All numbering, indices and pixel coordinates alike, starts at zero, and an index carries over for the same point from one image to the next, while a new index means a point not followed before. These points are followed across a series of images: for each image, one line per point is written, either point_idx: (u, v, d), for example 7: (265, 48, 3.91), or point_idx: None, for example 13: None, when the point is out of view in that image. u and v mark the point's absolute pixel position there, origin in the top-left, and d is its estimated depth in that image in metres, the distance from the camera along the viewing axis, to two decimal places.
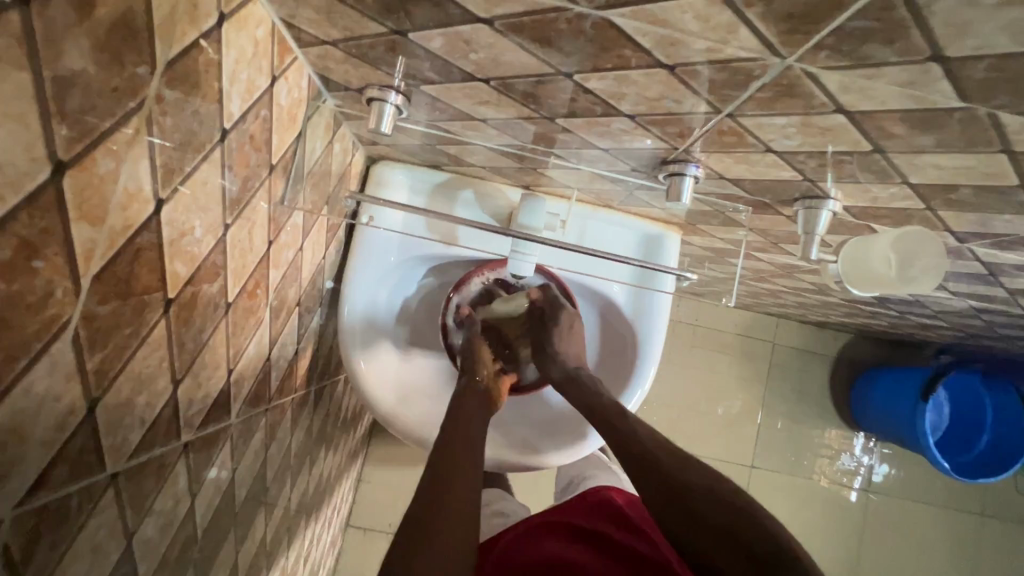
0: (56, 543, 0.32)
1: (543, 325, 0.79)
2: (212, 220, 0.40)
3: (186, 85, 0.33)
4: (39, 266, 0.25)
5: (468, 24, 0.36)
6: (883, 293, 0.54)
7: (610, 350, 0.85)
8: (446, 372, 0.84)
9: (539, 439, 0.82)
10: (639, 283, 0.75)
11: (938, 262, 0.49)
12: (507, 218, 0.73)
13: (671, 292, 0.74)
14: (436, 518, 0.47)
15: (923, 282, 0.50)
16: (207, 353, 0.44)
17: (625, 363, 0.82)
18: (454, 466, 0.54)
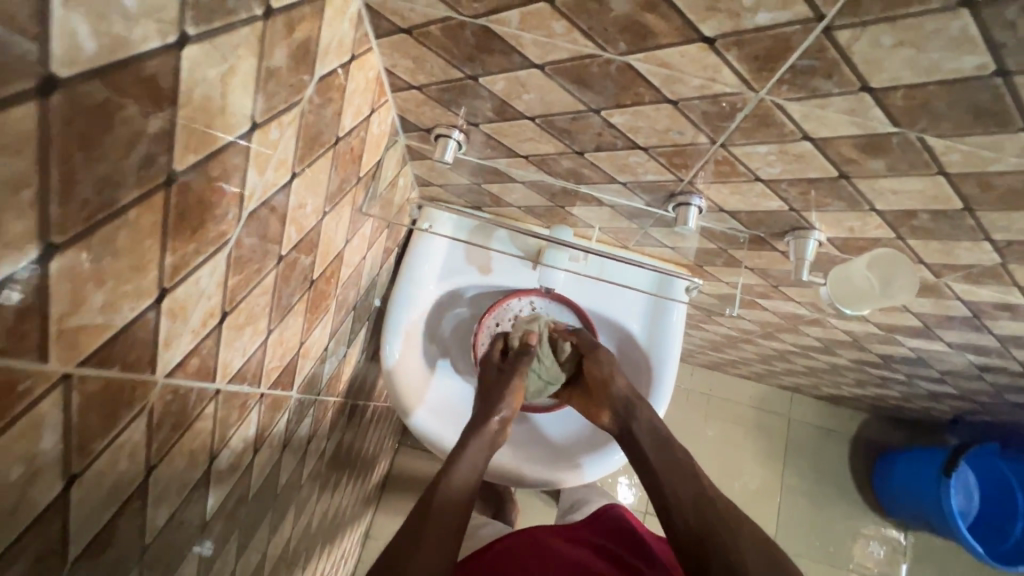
0: (174, 426, 0.39)
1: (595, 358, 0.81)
2: (317, 204, 0.51)
3: (325, 96, 0.46)
4: (228, 190, 0.36)
5: (525, 69, 0.50)
6: (870, 308, 0.62)
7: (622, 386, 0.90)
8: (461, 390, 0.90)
9: (543, 461, 0.86)
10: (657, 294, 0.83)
11: (910, 278, 0.59)
12: (535, 251, 0.82)
13: (684, 300, 0.81)
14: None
15: (902, 295, 0.60)
16: (291, 318, 0.54)
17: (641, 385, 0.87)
18: (433, 515, 0.61)
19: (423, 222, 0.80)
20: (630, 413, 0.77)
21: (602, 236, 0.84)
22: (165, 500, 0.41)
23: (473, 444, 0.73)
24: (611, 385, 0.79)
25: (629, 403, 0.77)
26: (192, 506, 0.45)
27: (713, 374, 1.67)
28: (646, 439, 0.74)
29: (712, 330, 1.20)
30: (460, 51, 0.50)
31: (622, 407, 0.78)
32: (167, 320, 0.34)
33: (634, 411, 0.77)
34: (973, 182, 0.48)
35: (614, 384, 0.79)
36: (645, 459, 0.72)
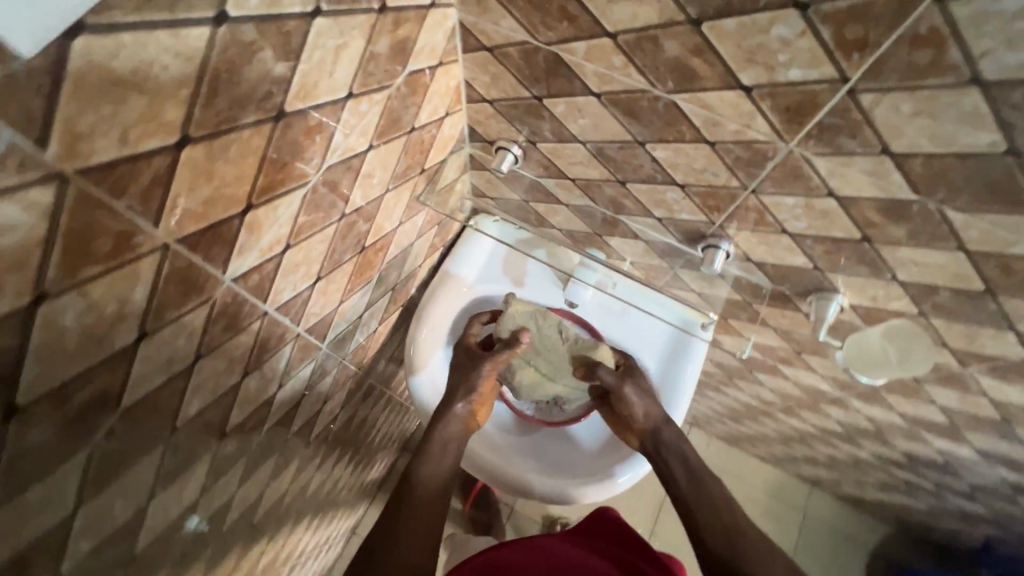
0: (225, 328, 0.46)
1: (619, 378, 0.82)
2: (383, 179, 0.59)
3: (411, 89, 0.54)
4: (318, 142, 0.44)
5: (584, 96, 0.56)
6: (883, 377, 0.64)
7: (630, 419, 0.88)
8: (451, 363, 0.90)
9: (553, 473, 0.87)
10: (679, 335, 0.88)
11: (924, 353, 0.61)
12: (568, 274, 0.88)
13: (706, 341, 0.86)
14: (391, 554, 0.55)
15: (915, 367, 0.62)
16: (338, 274, 0.60)
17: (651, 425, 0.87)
18: (422, 500, 0.63)
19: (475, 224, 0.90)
20: (659, 440, 0.75)
21: (632, 269, 0.87)
22: (200, 393, 0.47)
23: (445, 443, 0.72)
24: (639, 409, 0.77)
25: (662, 426, 0.76)
26: (219, 411, 0.51)
27: (730, 449, 1.61)
28: (677, 465, 0.72)
29: (732, 395, 1.18)
30: (531, 73, 0.57)
31: (652, 429, 0.76)
32: (246, 232, 0.41)
33: (662, 427, 0.76)
34: (993, 263, 0.50)
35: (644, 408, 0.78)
36: (676, 485, 0.71)
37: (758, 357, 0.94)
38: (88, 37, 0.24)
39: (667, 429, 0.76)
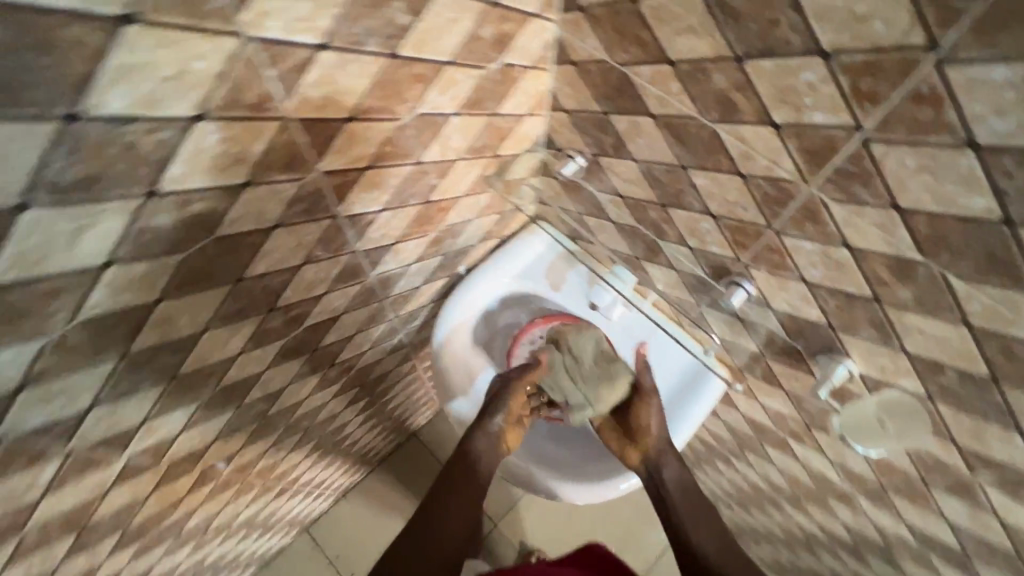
0: (304, 212, 0.57)
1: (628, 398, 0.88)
2: (461, 147, 0.70)
3: (502, 77, 0.66)
4: (416, 89, 0.56)
5: (644, 116, 0.65)
6: (879, 443, 0.65)
7: None
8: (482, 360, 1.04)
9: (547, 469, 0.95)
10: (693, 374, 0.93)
11: (917, 422, 0.63)
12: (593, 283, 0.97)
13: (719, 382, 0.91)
14: (439, 544, 0.75)
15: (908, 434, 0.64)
16: (402, 213, 0.72)
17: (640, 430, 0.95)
18: (458, 509, 0.79)
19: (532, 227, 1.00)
20: (659, 466, 0.83)
21: (658, 301, 0.92)
22: (270, 257, 0.58)
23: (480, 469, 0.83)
24: (644, 434, 0.85)
25: (661, 453, 0.84)
26: (278, 285, 0.63)
27: None
28: (674, 489, 0.83)
29: (741, 470, 1.15)
30: (605, 89, 0.67)
31: (655, 453, 0.84)
32: (342, 137, 0.54)
33: (664, 456, 0.84)
34: (996, 345, 0.50)
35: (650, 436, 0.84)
36: (674, 506, 0.82)
37: (770, 426, 0.93)
38: None
39: (667, 460, 0.83)
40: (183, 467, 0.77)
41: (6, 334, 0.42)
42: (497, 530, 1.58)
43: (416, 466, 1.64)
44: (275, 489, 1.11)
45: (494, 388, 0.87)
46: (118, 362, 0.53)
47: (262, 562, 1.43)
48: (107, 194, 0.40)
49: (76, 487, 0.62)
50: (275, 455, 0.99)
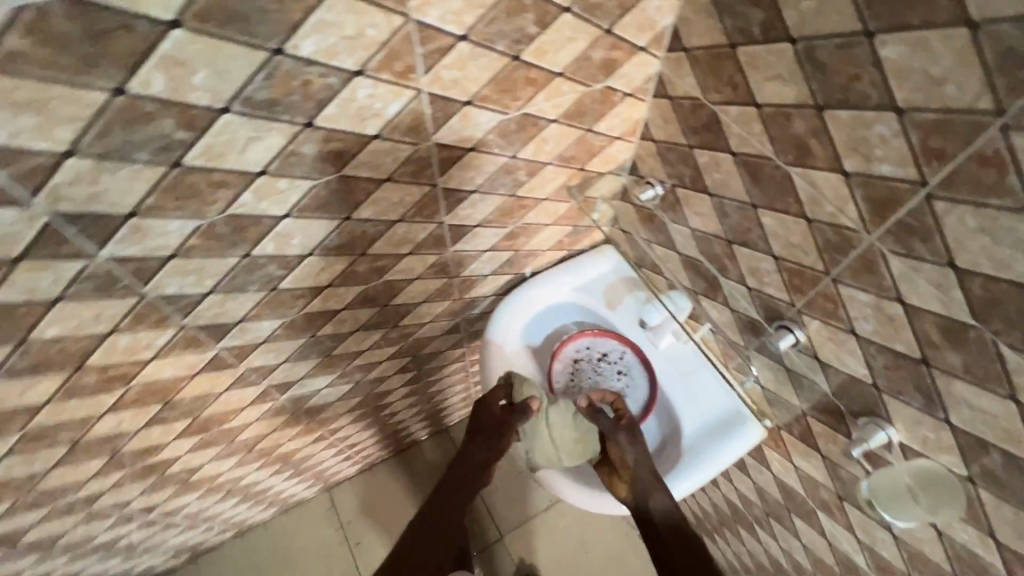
0: (411, 174, 0.68)
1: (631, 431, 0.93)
2: (553, 152, 0.79)
3: (603, 98, 0.74)
4: (527, 90, 0.66)
5: (724, 153, 0.71)
6: (913, 516, 0.62)
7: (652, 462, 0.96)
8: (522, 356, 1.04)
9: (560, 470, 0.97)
10: (728, 420, 0.90)
11: (952, 497, 0.60)
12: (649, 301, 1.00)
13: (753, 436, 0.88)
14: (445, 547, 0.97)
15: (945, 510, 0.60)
16: (489, 200, 0.81)
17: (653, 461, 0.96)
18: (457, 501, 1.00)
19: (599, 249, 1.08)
20: (647, 495, 0.86)
21: (707, 338, 0.92)
22: (375, 206, 0.69)
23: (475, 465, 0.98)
24: (630, 465, 0.89)
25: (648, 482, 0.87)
26: (374, 233, 0.74)
27: None
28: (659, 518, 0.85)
29: (765, 541, 1.10)
30: (694, 124, 0.74)
31: (642, 483, 0.87)
32: (458, 117, 0.64)
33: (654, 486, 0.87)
34: None
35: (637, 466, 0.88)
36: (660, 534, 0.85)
37: (801, 493, 0.90)
38: None
39: (655, 492, 0.86)
40: (254, 377, 0.89)
41: (178, 207, 0.55)
42: (501, 542, 1.60)
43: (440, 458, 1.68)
44: (315, 432, 1.20)
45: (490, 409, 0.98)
46: (240, 259, 0.65)
47: (283, 507, 1.52)
48: (278, 115, 0.52)
49: (176, 360, 0.75)
50: (325, 397, 1.08)
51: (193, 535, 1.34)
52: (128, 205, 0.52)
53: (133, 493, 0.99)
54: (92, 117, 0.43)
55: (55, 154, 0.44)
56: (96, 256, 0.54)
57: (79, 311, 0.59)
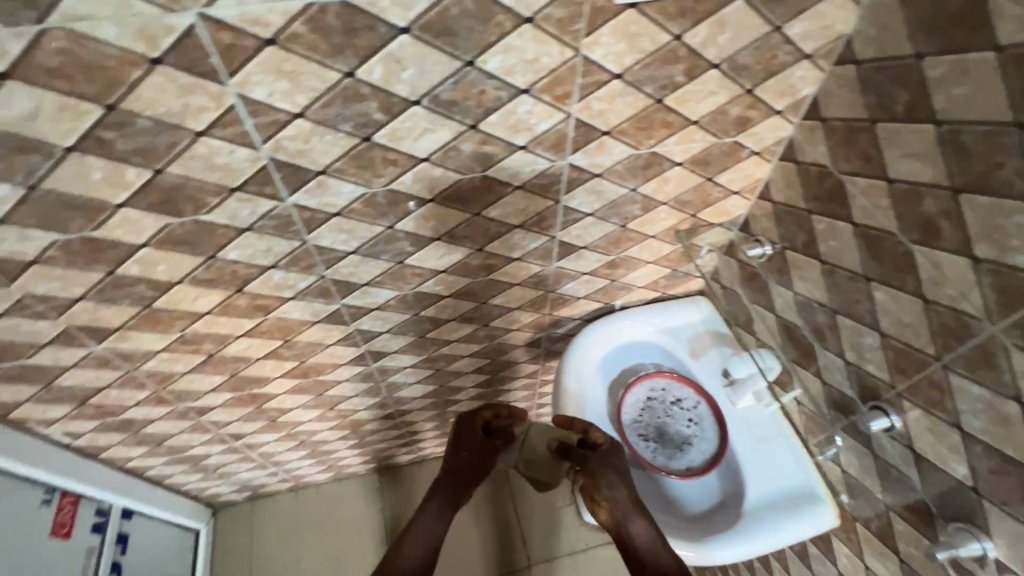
0: (542, 187, 0.76)
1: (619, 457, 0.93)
2: (671, 194, 0.84)
3: (730, 152, 0.79)
4: (663, 132, 0.72)
5: (844, 222, 0.72)
6: None
7: (703, 518, 0.94)
8: (598, 380, 1.06)
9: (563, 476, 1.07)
10: (797, 497, 0.87)
11: None
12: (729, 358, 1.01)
13: (820, 521, 0.84)
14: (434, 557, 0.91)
15: None
16: (602, 226, 0.87)
17: (663, 528, 0.91)
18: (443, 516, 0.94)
19: (693, 297, 1.10)
20: (625, 518, 0.86)
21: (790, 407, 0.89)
22: (504, 208, 0.78)
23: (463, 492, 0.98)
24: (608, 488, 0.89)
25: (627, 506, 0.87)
26: (495, 232, 0.83)
27: None
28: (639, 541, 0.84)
29: None
30: (817, 191, 0.76)
31: (622, 504, 0.87)
32: (595, 145, 0.72)
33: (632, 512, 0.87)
34: None
35: (616, 490, 0.89)
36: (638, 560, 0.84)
37: None
38: (632, 13, 0.57)
39: (632, 517, 0.86)
40: (358, 339, 0.99)
41: (355, 174, 0.66)
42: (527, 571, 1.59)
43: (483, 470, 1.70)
44: (387, 408, 1.29)
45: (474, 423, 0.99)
46: (385, 229, 0.76)
47: (337, 474, 1.61)
48: (452, 114, 0.62)
49: (306, 305, 0.87)
50: (407, 375, 1.17)
51: (260, 474, 1.47)
52: (321, 164, 0.64)
53: (233, 416, 1.13)
54: (325, 91, 0.56)
55: (289, 114, 0.57)
56: (285, 200, 0.67)
57: (257, 243, 0.72)
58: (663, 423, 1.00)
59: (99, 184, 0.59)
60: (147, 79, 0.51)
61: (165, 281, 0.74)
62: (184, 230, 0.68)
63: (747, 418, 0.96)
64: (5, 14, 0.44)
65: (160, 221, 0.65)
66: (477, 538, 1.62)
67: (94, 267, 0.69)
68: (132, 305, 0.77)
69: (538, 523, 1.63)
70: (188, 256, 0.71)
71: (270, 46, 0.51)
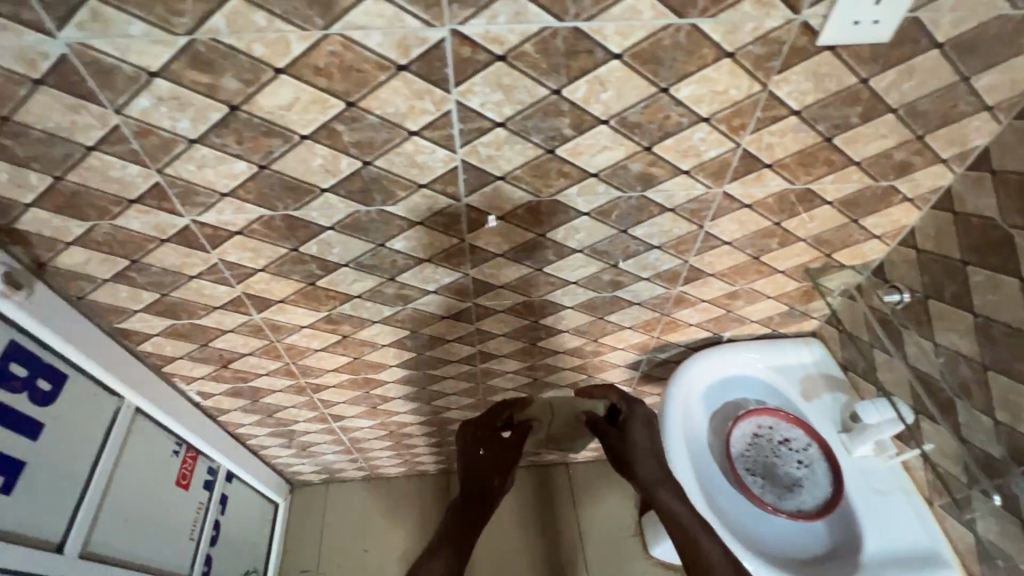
0: (691, 212, 0.79)
1: (643, 427, 0.92)
2: (812, 230, 0.85)
3: (883, 195, 0.79)
4: (823, 170, 0.74)
5: (1011, 277, 0.71)
6: None
7: (809, 562, 0.90)
8: (699, 408, 1.04)
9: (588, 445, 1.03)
10: (924, 554, 0.85)
11: None
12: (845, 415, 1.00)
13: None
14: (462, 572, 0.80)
15: None
16: (735, 255, 0.89)
17: (770, 563, 0.88)
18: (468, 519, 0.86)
19: (805, 339, 1.08)
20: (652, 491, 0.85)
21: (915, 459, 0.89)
22: (649, 228, 0.81)
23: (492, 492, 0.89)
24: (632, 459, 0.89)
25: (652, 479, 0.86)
26: (633, 250, 0.86)
27: None
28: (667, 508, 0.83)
29: None
30: (977, 241, 0.75)
31: (649, 478, 0.87)
32: (754, 176, 0.74)
33: (661, 484, 0.87)
34: None
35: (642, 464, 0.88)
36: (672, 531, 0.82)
37: None
38: (828, 58, 0.60)
39: (660, 490, 0.85)
40: (474, 337, 1.04)
41: (529, 182, 0.71)
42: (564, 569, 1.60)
43: (532, 478, 1.74)
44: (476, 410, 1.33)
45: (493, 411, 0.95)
46: (536, 236, 0.81)
47: (409, 470, 1.66)
48: (632, 135, 0.67)
49: (442, 300, 0.93)
50: (505, 380, 1.20)
51: (343, 459, 1.54)
52: (503, 170, 0.69)
53: (341, 397, 1.20)
54: (532, 105, 0.62)
55: (493, 122, 0.63)
56: (461, 200, 0.73)
57: (424, 236, 0.79)
58: (771, 460, 0.98)
59: (316, 169, 0.67)
60: (390, 82, 0.58)
61: (335, 262, 0.82)
62: (368, 218, 0.75)
63: (863, 469, 0.94)
64: (302, 20, 0.52)
65: (352, 208, 0.73)
66: (516, 531, 1.67)
67: (285, 242, 0.77)
68: (300, 281, 0.84)
69: (594, 555, 1.61)
70: (362, 241, 0.79)
71: (500, 62, 0.57)
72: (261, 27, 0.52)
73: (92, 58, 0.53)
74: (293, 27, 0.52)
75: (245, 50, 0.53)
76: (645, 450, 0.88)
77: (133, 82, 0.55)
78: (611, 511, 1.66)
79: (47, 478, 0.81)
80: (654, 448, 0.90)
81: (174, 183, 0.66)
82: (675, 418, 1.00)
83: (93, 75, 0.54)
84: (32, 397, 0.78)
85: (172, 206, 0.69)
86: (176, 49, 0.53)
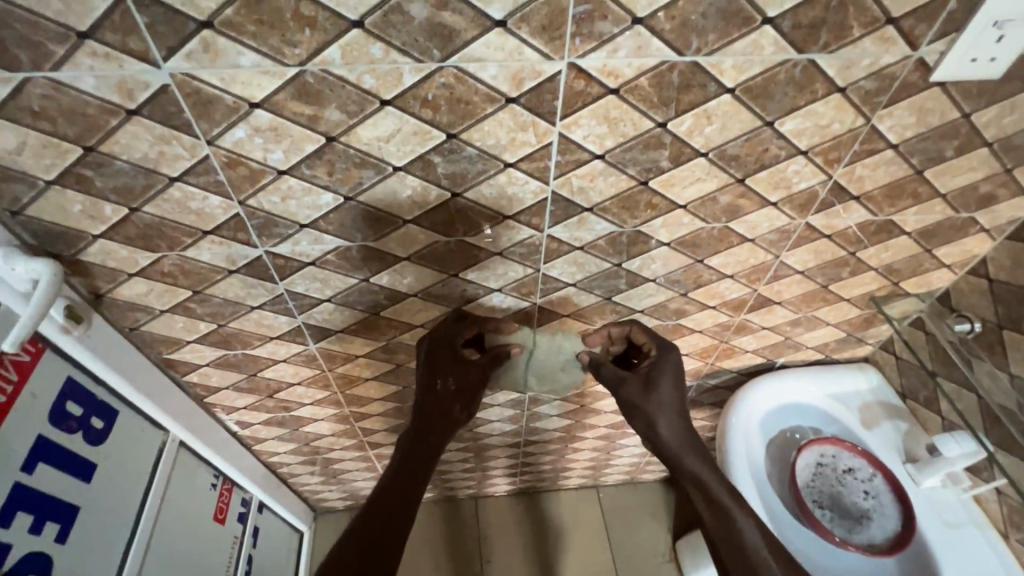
0: (770, 243, 0.78)
1: (664, 378, 0.82)
2: (885, 260, 0.84)
3: (961, 226, 0.79)
4: (908, 202, 0.73)
5: None
6: None
7: None
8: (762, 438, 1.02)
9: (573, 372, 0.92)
10: None
11: None
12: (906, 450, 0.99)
13: None
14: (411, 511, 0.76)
15: None
16: (805, 284, 0.88)
17: None
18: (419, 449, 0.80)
19: (860, 365, 1.07)
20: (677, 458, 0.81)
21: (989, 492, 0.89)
22: (725, 258, 0.80)
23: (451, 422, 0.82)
24: (651, 413, 0.81)
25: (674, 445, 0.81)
26: (705, 280, 0.84)
27: None
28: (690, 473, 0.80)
29: None
30: None
31: (671, 439, 0.81)
32: (839, 208, 0.73)
33: (687, 447, 0.81)
34: None
35: (663, 422, 0.81)
36: (695, 497, 0.81)
37: None
38: (935, 95, 0.59)
39: (683, 454, 0.81)
40: None
41: (615, 213, 0.70)
42: None
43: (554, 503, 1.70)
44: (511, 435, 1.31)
45: (464, 330, 0.82)
46: (611, 266, 0.79)
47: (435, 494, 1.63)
48: (728, 167, 0.65)
49: None
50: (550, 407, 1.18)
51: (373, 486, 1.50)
52: (592, 202, 0.68)
53: (383, 425, 1.17)
54: (635, 138, 0.60)
55: (592, 154, 0.61)
56: (544, 231, 0.71)
57: (498, 266, 0.76)
58: (836, 491, 0.96)
59: (402, 200, 0.64)
60: (496, 114, 0.56)
61: (404, 292, 0.79)
62: (445, 248, 0.72)
63: (932, 502, 0.93)
64: (419, 52, 0.49)
65: (431, 238, 0.70)
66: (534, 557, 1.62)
67: (355, 273, 0.74)
68: (364, 311, 0.81)
69: None
70: (434, 271, 0.76)
71: (611, 95, 0.55)
72: (376, 58, 0.49)
73: (194, 88, 0.50)
74: (409, 58, 0.50)
75: (355, 82, 0.51)
76: (669, 409, 0.81)
77: (232, 113, 0.52)
78: (633, 539, 1.63)
79: (98, 519, 0.76)
80: (677, 407, 0.82)
81: (253, 214, 0.63)
82: (740, 450, 0.99)
83: (191, 106, 0.51)
84: (86, 436, 0.74)
85: (247, 237, 0.66)
86: (284, 80, 0.50)
